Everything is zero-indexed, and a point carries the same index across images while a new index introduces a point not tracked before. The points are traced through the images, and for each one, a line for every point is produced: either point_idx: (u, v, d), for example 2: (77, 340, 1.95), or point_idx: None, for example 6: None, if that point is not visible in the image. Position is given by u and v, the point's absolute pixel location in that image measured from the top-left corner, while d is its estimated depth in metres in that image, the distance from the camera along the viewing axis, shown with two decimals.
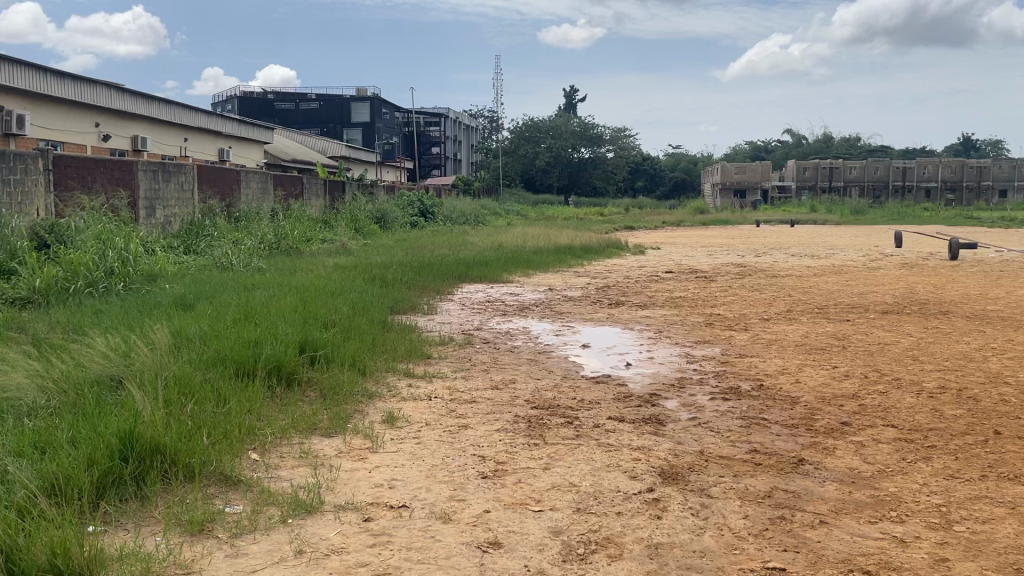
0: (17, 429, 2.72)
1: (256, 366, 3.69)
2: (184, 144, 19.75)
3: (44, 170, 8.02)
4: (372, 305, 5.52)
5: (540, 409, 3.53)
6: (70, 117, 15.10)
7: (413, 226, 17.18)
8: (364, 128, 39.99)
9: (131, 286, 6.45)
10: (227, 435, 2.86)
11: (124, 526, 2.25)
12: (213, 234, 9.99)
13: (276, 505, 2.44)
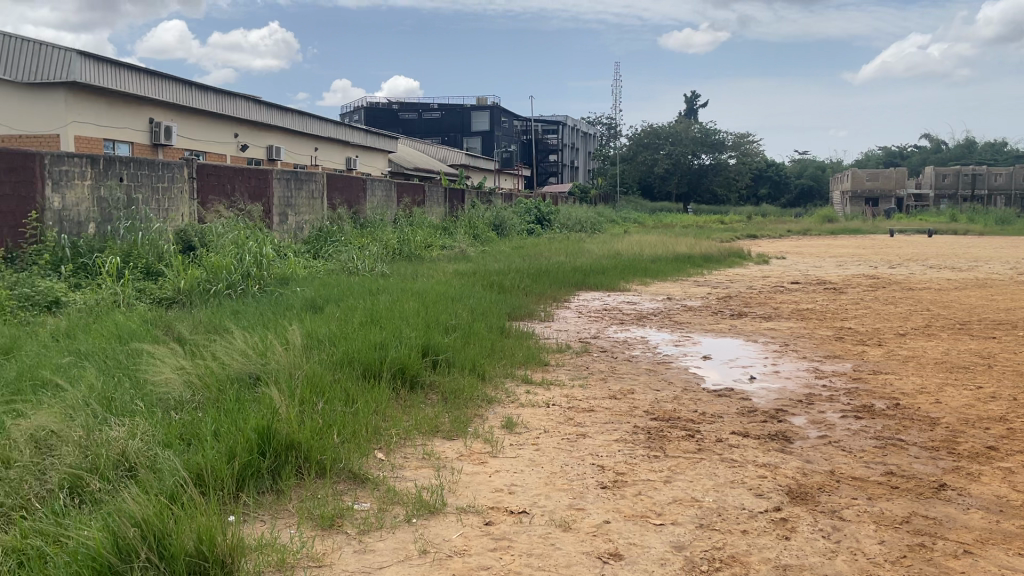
0: (165, 420, 2.92)
1: (382, 368, 3.81)
2: (313, 153, 20.68)
3: (188, 178, 8.58)
4: (491, 311, 5.59)
5: (660, 421, 3.48)
6: (211, 128, 16.07)
7: (530, 233, 17.29)
8: (483, 136, 40.65)
9: (265, 288, 6.79)
10: (355, 434, 2.97)
11: (261, 517, 2.37)
12: (339, 240, 10.38)
13: (401, 505, 2.51)
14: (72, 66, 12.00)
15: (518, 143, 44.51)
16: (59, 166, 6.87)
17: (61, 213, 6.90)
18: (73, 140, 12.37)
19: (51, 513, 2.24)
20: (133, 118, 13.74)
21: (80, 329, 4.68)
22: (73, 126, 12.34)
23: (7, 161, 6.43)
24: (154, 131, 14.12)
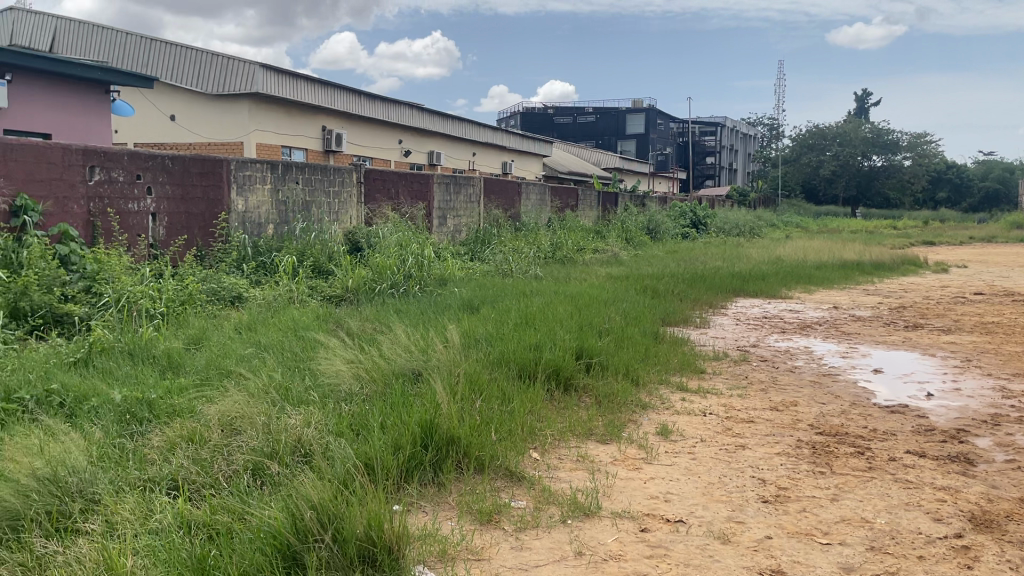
0: (336, 411, 3.11)
1: (537, 368, 3.86)
2: (471, 158, 21.25)
3: (357, 182, 9.05)
4: (645, 316, 5.53)
5: (826, 436, 3.32)
6: (377, 134, 16.86)
7: (685, 237, 16.95)
8: (638, 139, 40.28)
9: (425, 289, 7.02)
10: (512, 433, 3.03)
11: (424, 507, 2.47)
12: (495, 242, 10.59)
13: (557, 504, 2.54)
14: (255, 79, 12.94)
15: (674, 146, 43.82)
16: (242, 171, 7.45)
17: (244, 215, 7.49)
18: (255, 146, 13.34)
19: (236, 492, 2.43)
20: (308, 126, 14.65)
21: (260, 322, 5.05)
22: (255, 134, 13.32)
23: (199, 166, 7.04)
24: (326, 138, 14.98)
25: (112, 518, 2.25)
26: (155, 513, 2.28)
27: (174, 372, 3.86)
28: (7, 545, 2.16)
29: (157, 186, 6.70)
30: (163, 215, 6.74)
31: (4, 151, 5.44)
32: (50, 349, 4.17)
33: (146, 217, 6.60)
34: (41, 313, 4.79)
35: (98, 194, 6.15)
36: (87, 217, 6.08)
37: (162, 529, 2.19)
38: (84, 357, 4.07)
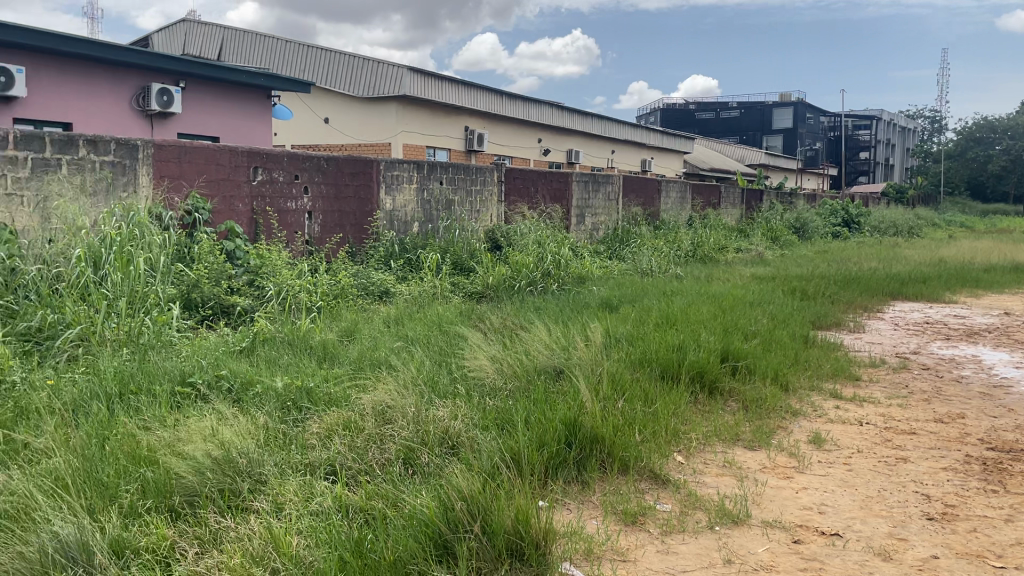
0: (481, 405, 3.17)
1: (680, 370, 3.79)
2: (609, 156, 21.13)
3: (497, 181, 9.21)
4: (793, 318, 5.32)
5: (999, 452, 3.08)
6: (517, 133, 17.07)
7: (835, 237, 16.14)
8: (784, 134, 38.75)
9: (564, 287, 7.02)
10: (656, 435, 2.99)
11: (570, 504, 2.48)
12: (635, 240, 10.49)
13: (703, 510, 2.48)
14: (402, 81, 13.38)
15: (823, 140, 41.88)
16: (391, 171, 7.75)
17: (391, 214, 7.80)
18: (401, 146, 13.82)
19: (390, 479, 2.53)
20: (451, 126, 15.01)
21: (407, 317, 5.23)
22: (402, 135, 13.80)
23: (351, 166, 7.39)
24: (468, 138, 15.31)
25: (277, 498, 2.40)
26: (316, 496, 2.41)
27: (329, 362, 4.07)
28: (186, 517, 2.34)
29: (313, 185, 7.08)
30: (318, 213, 7.12)
31: (178, 154, 6.00)
32: (219, 339, 4.49)
33: (303, 215, 6.99)
34: (210, 304, 5.19)
35: (261, 194, 6.59)
36: (251, 215, 6.54)
37: (321, 512, 2.31)
38: (249, 346, 4.35)
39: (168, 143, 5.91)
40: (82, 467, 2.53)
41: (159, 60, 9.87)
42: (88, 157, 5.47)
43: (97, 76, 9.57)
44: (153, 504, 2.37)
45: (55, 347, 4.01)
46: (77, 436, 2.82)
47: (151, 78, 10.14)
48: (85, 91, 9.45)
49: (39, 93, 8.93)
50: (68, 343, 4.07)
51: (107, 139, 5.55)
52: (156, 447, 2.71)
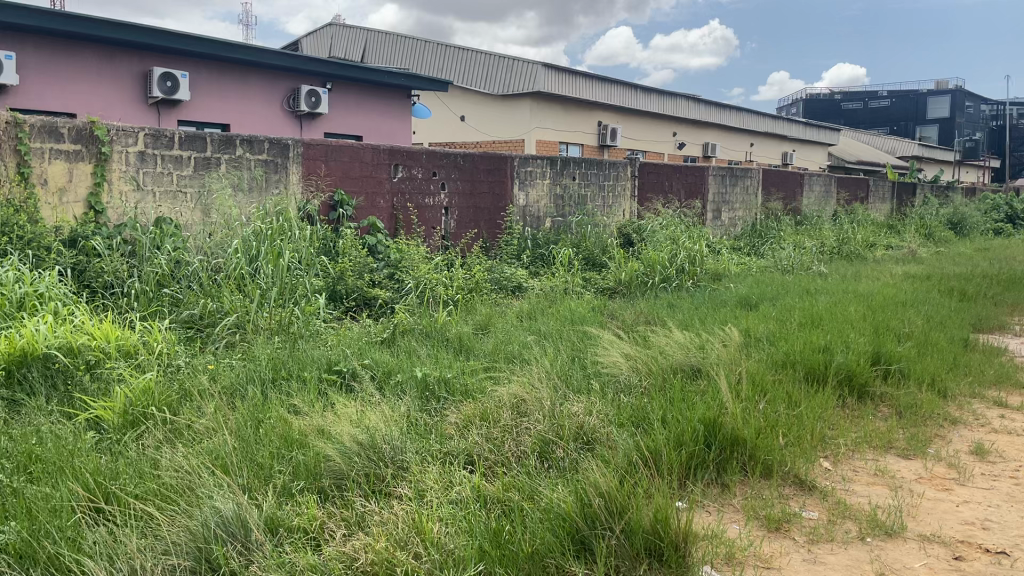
0: (617, 402, 3.15)
1: (827, 372, 3.61)
2: (747, 149, 20.48)
3: (631, 176, 9.13)
4: (951, 320, 4.97)
5: None
6: (651, 127, 16.84)
7: (997, 234, 14.94)
8: (939, 124, 36.28)
9: (699, 283, 6.85)
10: (802, 439, 2.87)
11: (710, 506, 2.42)
12: (775, 236, 10.11)
13: (853, 520, 2.36)
14: (537, 78, 13.46)
15: (984, 130, 38.93)
16: (525, 167, 7.83)
17: (525, 209, 7.88)
18: (535, 143, 13.91)
19: (526, 472, 2.55)
20: (584, 121, 14.97)
21: (540, 311, 5.26)
22: (536, 131, 13.89)
23: (487, 163, 7.51)
24: (602, 132, 15.25)
25: (419, 484, 2.46)
26: (455, 484, 2.46)
27: (465, 354, 4.16)
28: (334, 499, 2.44)
29: (450, 182, 7.24)
30: (454, 209, 7.29)
31: (325, 153, 6.28)
32: (362, 329, 4.67)
33: (440, 211, 7.18)
34: (354, 296, 5.43)
35: (400, 190, 6.82)
36: (391, 211, 6.77)
37: (461, 500, 2.36)
38: (389, 336, 4.51)
39: (316, 142, 6.20)
40: (241, 448, 2.68)
41: (308, 63, 10.36)
42: (244, 156, 5.82)
43: (251, 80, 10.14)
44: (304, 485, 2.49)
45: (215, 334, 4.30)
46: (235, 418, 3.01)
47: (300, 81, 10.66)
48: (241, 94, 10.05)
49: (200, 96, 9.58)
50: (225, 331, 4.35)
51: (261, 139, 5.88)
52: (306, 431, 2.85)
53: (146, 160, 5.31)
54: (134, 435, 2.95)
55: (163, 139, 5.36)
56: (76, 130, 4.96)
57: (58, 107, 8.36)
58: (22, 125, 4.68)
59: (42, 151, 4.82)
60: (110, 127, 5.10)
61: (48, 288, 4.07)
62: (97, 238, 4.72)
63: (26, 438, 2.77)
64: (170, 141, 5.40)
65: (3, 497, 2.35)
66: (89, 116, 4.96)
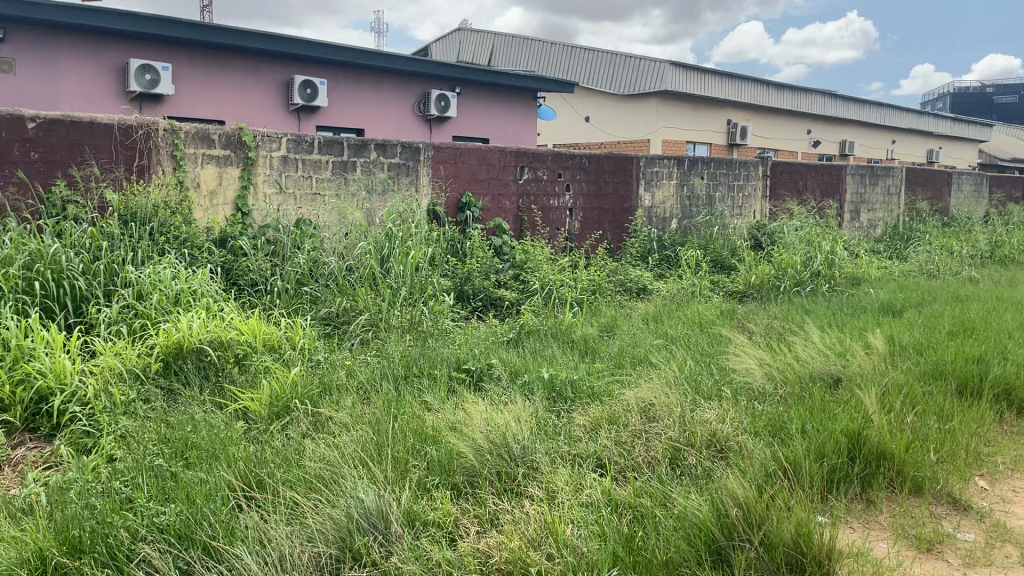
0: (751, 409, 3.06)
1: (982, 384, 3.38)
2: (887, 146, 19.46)
3: (763, 176, 8.86)
4: None
5: None
6: (782, 125, 16.28)
7: None
8: None
9: (836, 287, 6.56)
10: (955, 455, 2.69)
11: (853, 523, 2.31)
12: (920, 237, 9.56)
13: (1015, 545, 2.20)
14: (664, 77, 13.24)
15: None
16: (651, 168, 7.75)
17: (650, 210, 7.81)
18: (661, 143, 13.71)
19: (658, 478, 2.51)
20: (711, 120, 14.63)
21: (667, 314, 5.18)
22: (662, 131, 13.70)
23: (612, 164, 7.46)
24: (731, 131, 14.87)
25: (550, 485, 2.47)
26: (586, 487, 2.46)
27: (592, 356, 4.15)
28: (467, 496, 2.49)
29: (575, 183, 7.24)
30: (579, 211, 7.29)
31: (454, 156, 6.41)
32: (488, 329, 4.74)
33: (565, 212, 7.20)
34: (480, 296, 5.52)
35: (526, 192, 6.88)
36: (517, 213, 6.85)
37: (592, 504, 2.35)
38: (515, 336, 4.55)
39: (446, 146, 6.34)
40: (378, 442, 2.77)
41: (438, 68, 10.60)
42: (378, 160, 6.02)
43: (384, 86, 10.48)
44: (439, 481, 2.55)
45: (350, 331, 4.47)
46: (371, 412, 3.12)
47: (430, 85, 10.93)
48: (373, 99, 10.40)
49: (335, 102, 9.98)
50: (360, 328, 4.52)
51: (394, 143, 6.06)
52: (439, 428, 2.91)
53: (288, 164, 5.58)
54: (279, 426, 3.11)
55: (304, 144, 5.62)
56: (226, 136, 5.28)
57: (208, 115, 8.93)
58: (178, 132, 5.05)
59: (195, 156, 5.18)
60: (257, 133, 5.38)
61: (201, 284, 4.35)
62: (244, 238, 4.99)
63: (183, 424, 2.96)
64: (310, 146, 5.65)
65: (165, 480, 2.53)
66: (238, 123, 5.26)
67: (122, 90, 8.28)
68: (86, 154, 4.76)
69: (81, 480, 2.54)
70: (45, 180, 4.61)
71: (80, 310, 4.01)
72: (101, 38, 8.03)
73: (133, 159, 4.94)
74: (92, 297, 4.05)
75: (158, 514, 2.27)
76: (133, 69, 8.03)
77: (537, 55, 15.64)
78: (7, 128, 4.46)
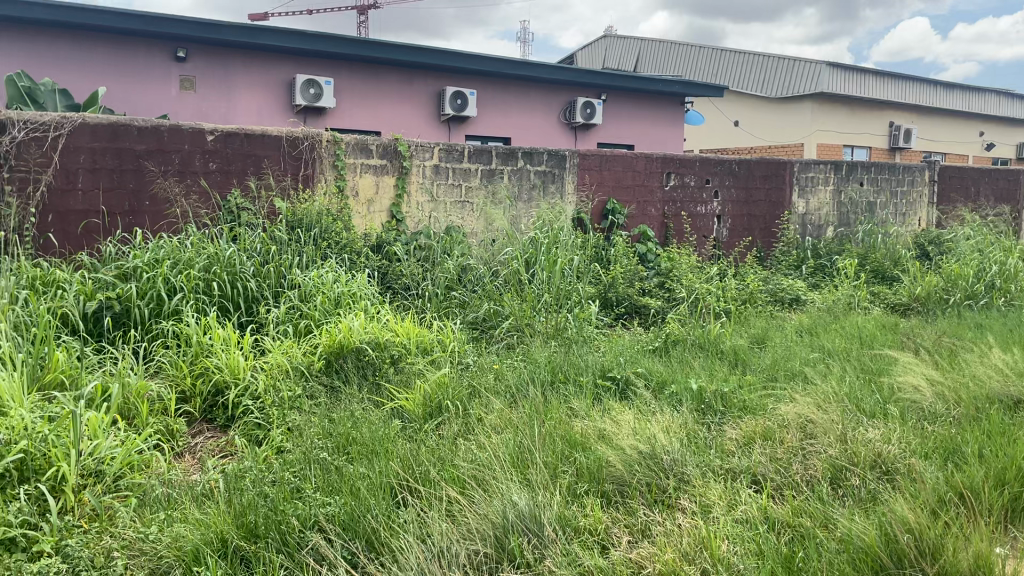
0: (920, 430, 2.88)
1: None
2: None
3: (930, 181, 8.34)
4: None
5: None
6: (949, 126, 15.25)
7: None
8: None
9: (1013, 301, 6.06)
10: None
11: None
12: None
13: None
14: (820, 78, 12.73)
15: None
16: (805, 173, 7.47)
17: (804, 217, 7.53)
18: (815, 147, 13.16)
19: (819, 497, 2.41)
20: (870, 122, 13.89)
21: (824, 326, 4.96)
22: (817, 134, 13.16)
23: (764, 169, 7.24)
24: (893, 135, 14.10)
25: (703, 500, 2.42)
26: (741, 503, 2.39)
27: (743, 367, 4.04)
28: (617, 505, 2.49)
29: (724, 189, 7.08)
30: (727, 217, 7.12)
31: (599, 163, 6.41)
32: (634, 337, 4.70)
33: (712, 219, 7.05)
34: (624, 304, 5.48)
35: (673, 199, 6.78)
36: (662, 219, 6.77)
37: (748, 521, 2.29)
38: (662, 345, 4.50)
39: (592, 153, 6.36)
40: (529, 446, 2.81)
41: (585, 76, 10.63)
42: (525, 168, 6.11)
43: (531, 95, 10.63)
44: (588, 488, 2.57)
45: (497, 336, 4.56)
46: (520, 416, 3.17)
47: (576, 93, 10.98)
48: (520, 107, 10.57)
49: (483, 111, 10.22)
50: (505, 333, 4.61)
51: (541, 151, 6.14)
52: (588, 435, 2.92)
53: (439, 172, 5.76)
54: (433, 425, 3.22)
55: (455, 153, 5.79)
56: (383, 146, 5.52)
57: (365, 126, 9.36)
58: (339, 143, 5.34)
59: (354, 165, 5.45)
60: (411, 143, 5.60)
61: (358, 287, 4.56)
62: (398, 244, 5.21)
63: (345, 421, 3.12)
64: (461, 155, 5.82)
65: (330, 473, 2.66)
66: (393, 133, 5.49)
67: (288, 103, 8.81)
68: (258, 165, 5.11)
69: (255, 469, 2.71)
70: (222, 189, 4.99)
71: (251, 310, 4.29)
72: (270, 56, 8.60)
73: (299, 169, 5.26)
74: (262, 297, 4.33)
75: (324, 505, 2.40)
76: (299, 84, 8.56)
77: (684, 59, 15.40)
78: (189, 141, 4.84)
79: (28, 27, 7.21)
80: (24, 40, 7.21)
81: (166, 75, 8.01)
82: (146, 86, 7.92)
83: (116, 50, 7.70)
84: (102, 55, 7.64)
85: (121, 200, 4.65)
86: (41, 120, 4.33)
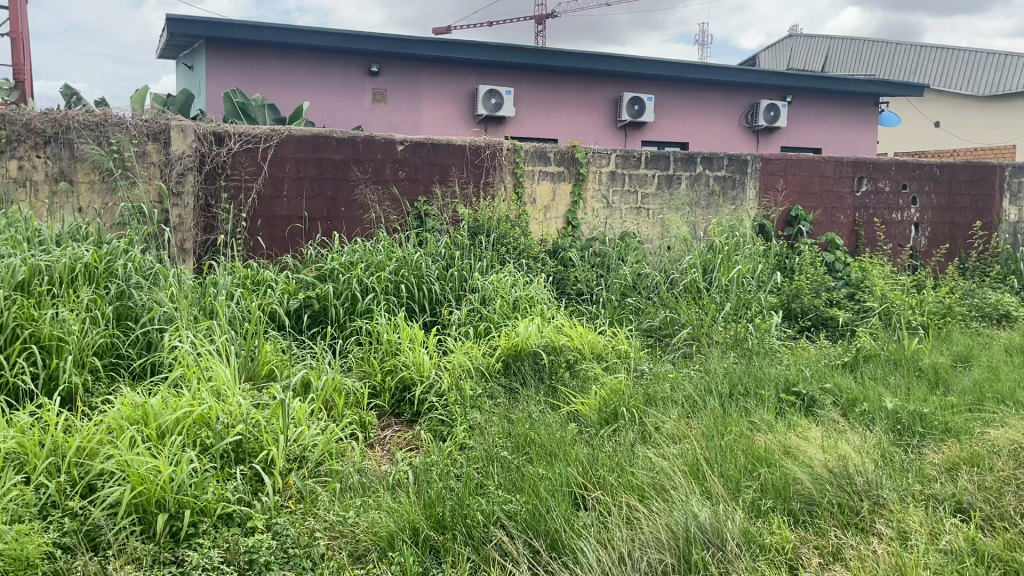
0: None
1: None
2: None
3: None
4: None
5: None
6: None
7: None
8: None
9: None
10: None
11: None
12: None
13: None
14: None
15: None
16: (1019, 178, 6.86)
17: (1015, 226, 6.93)
18: None
19: None
20: None
21: None
22: None
23: (970, 174, 6.70)
24: None
25: (901, 525, 2.28)
26: (945, 532, 2.23)
27: (943, 388, 3.75)
28: (805, 525, 2.39)
29: (923, 195, 6.61)
30: (926, 225, 6.64)
31: (784, 167, 6.17)
32: (821, 351, 4.47)
33: (909, 226, 6.59)
34: (810, 315, 5.20)
35: (865, 205, 6.42)
36: (852, 227, 6.41)
37: (953, 552, 2.13)
38: (851, 360, 4.26)
39: (776, 157, 6.13)
40: (710, 458, 2.76)
41: (768, 77, 10.25)
42: (704, 173, 5.99)
43: (710, 98, 10.39)
44: (774, 504, 2.48)
45: (673, 344, 4.51)
46: (699, 427, 3.11)
47: (758, 96, 10.62)
48: (699, 112, 10.35)
49: (660, 116, 10.12)
50: (683, 341, 4.54)
51: (720, 156, 5.99)
52: (771, 449, 2.81)
53: (617, 178, 5.78)
54: (608, 430, 3.23)
55: (632, 159, 5.78)
56: (561, 153, 5.60)
57: (542, 133, 9.53)
58: (519, 151, 5.47)
59: (533, 173, 5.58)
60: (589, 150, 5.64)
61: (535, 292, 4.66)
62: (574, 250, 5.29)
63: (523, 422, 3.20)
64: (638, 161, 5.80)
65: (512, 473, 2.73)
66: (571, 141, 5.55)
67: (470, 113, 9.13)
68: (443, 173, 5.34)
69: (441, 463, 2.84)
70: (410, 196, 5.25)
71: (435, 311, 4.49)
72: (454, 68, 8.95)
73: (481, 176, 5.44)
74: (445, 300, 4.52)
75: (506, 502, 2.47)
76: (482, 94, 8.85)
77: (878, 57, 14.51)
78: (381, 151, 5.13)
79: (243, 49, 7.92)
80: (240, 60, 7.93)
81: (361, 88, 8.53)
82: (342, 99, 8.48)
83: (317, 66, 8.30)
84: (305, 71, 8.26)
85: (321, 207, 5.01)
86: (254, 133, 4.76)
